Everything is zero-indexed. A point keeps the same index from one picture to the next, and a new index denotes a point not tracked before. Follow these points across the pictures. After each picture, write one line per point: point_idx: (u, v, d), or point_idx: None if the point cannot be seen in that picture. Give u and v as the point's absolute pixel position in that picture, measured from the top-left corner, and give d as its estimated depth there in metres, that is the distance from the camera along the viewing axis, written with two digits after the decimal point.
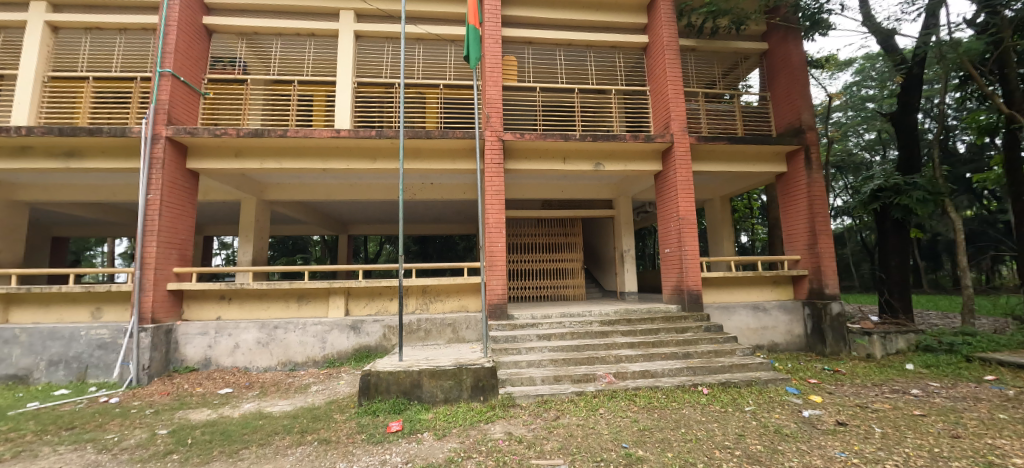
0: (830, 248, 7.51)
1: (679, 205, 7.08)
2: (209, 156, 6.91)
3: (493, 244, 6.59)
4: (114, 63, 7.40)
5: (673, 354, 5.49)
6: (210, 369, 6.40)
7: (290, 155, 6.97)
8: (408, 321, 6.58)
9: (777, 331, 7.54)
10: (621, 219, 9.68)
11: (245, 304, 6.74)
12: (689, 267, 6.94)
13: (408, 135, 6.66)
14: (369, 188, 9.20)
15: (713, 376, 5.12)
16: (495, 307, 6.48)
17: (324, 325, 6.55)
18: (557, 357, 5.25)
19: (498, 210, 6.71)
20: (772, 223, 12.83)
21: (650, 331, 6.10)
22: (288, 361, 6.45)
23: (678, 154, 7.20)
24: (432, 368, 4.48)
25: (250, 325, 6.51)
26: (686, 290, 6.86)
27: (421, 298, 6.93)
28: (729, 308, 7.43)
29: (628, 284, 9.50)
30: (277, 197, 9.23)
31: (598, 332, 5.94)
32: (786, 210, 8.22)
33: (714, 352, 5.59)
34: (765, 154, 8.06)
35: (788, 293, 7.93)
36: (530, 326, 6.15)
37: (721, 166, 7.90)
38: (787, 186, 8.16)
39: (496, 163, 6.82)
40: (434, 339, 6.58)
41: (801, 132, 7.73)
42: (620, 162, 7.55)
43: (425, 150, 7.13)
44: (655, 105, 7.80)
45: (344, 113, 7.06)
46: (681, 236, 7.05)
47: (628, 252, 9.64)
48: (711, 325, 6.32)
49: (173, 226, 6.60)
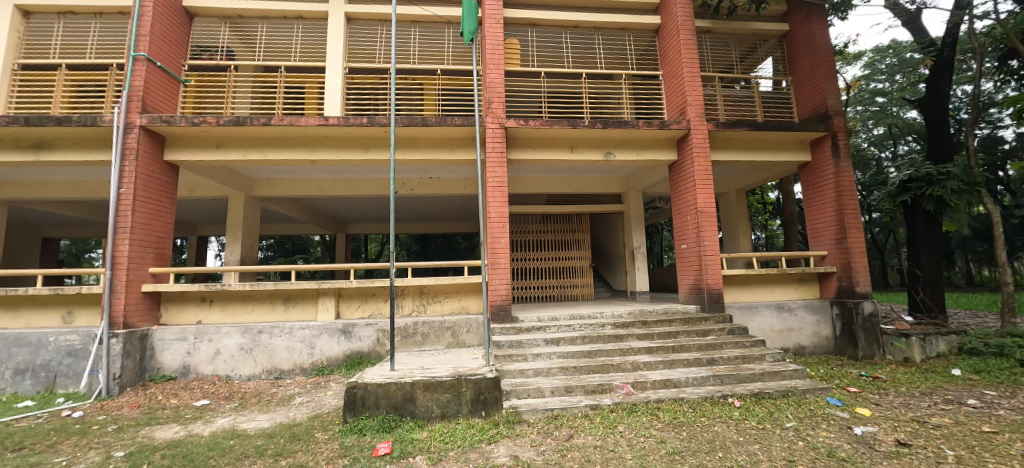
0: (861, 242, 6.93)
1: (697, 197, 6.51)
2: (188, 147, 6.40)
3: (495, 240, 6.04)
4: (89, 50, 6.90)
5: (696, 360, 4.94)
6: (188, 378, 5.88)
7: (276, 146, 6.46)
8: (403, 325, 6.04)
9: (803, 333, 6.97)
10: (631, 215, 9.12)
11: (227, 307, 6.24)
12: (708, 265, 6.37)
13: (403, 122, 6.12)
14: (364, 183, 8.73)
15: (743, 385, 4.56)
16: (498, 309, 5.89)
17: (312, 329, 6.01)
18: (568, 365, 4.69)
19: (501, 203, 6.18)
20: (787, 219, 12.27)
21: (669, 334, 5.54)
22: (273, 369, 5.93)
23: (695, 141, 6.64)
24: (427, 379, 3.93)
25: (232, 330, 5.99)
26: (705, 289, 6.29)
27: (419, 299, 6.39)
28: (752, 308, 6.86)
29: (638, 284, 8.98)
30: (267, 194, 8.74)
31: (612, 336, 5.41)
32: (811, 203, 7.64)
33: (740, 358, 5.04)
34: (788, 142, 7.50)
35: (813, 292, 7.37)
36: (536, 330, 5.61)
37: (740, 155, 7.33)
38: (812, 177, 7.58)
39: (498, 152, 6.28)
40: (432, 344, 6.04)
41: (828, 117, 7.17)
42: (631, 151, 6.99)
43: (422, 140, 6.59)
44: (669, 89, 7.24)
45: (333, 100, 6.53)
46: (699, 231, 6.47)
47: (639, 249, 9.10)
48: (735, 327, 5.74)
49: (149, 223, 6.09)
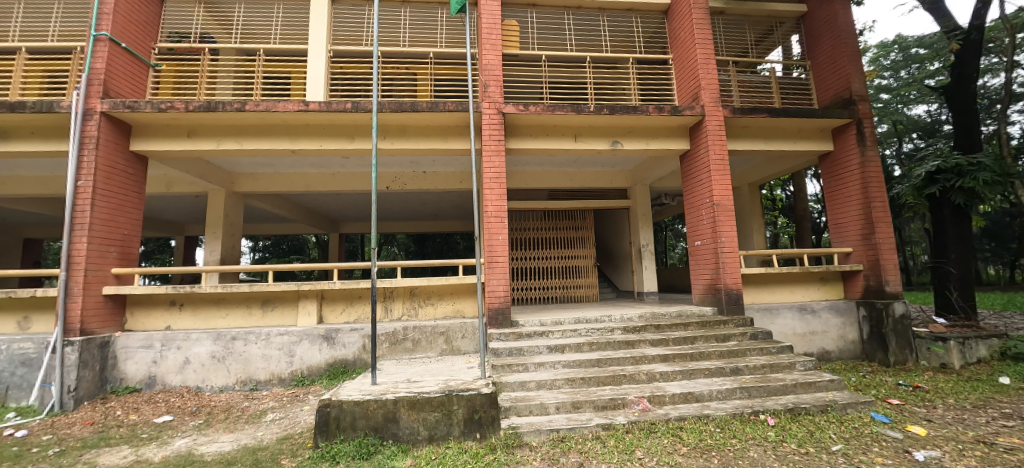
0: (890, 238, 6.38)
1: (713, 188, 5.96)
2: (157, 137, 5.86)
3: (492, 237, 5.49)
4: (50, 33, 6.34)
5: (718, 369, 4.39)
6: (154, 390, 5.33)
7: (253, 135, 5.91)
8: (392, 330, 5.49)
9: (827, 336, 6.41)
10: (637, 210, 8.58)
11: (198, 311, 5.69)
12: (726, 263, 5.81)
13: (391, 107, 5.57)
14: (353, 179, 8.23)
15: (773, 399, 4.00)
16: (495, 312, 5.33)
17: (291, 335, 5.45)
18: (574, 377, 4.14)
19: (499, 196, 5.62)
20: (798, 216, 11.73)
21: (685, 340, 4.99)
22: (248, 379, 5.38)
23: (710, 128, 6.09)
24: (413, 396, 3.38)
25: (203, 337, 5.43)
26: (722, 289, 5.73)
27: (409, 301, 5.85)
28: (773, 310, 6.29)
29: (646, 284, 8.44)
30: (250, 190, 8.21)
31: (622, 342, 4.85)
32: (833, 196, 7.11)
33: (768, 367, 4.49)
34: (808, 130, 6.96)
35: (836, 292, 6.83)
36: (538, 336, 5.06)
37: (757, 144, 6.78)
38: (834, 168, 7.04)
39: (496, 141, 5.73)
40: (423, 351, 5.49)
41: (852, 103, 6.64)
42: (640, 140, 6.45)
43: (412, 128, 6.06)
44: (680, 74, 6.70)
45: (316, 85, 5.98)
46: (714, 226, 5.92)
47: (646, 247, 8.56)
48: (758, 332, 5.20)
49: (111, 219, 5.53)
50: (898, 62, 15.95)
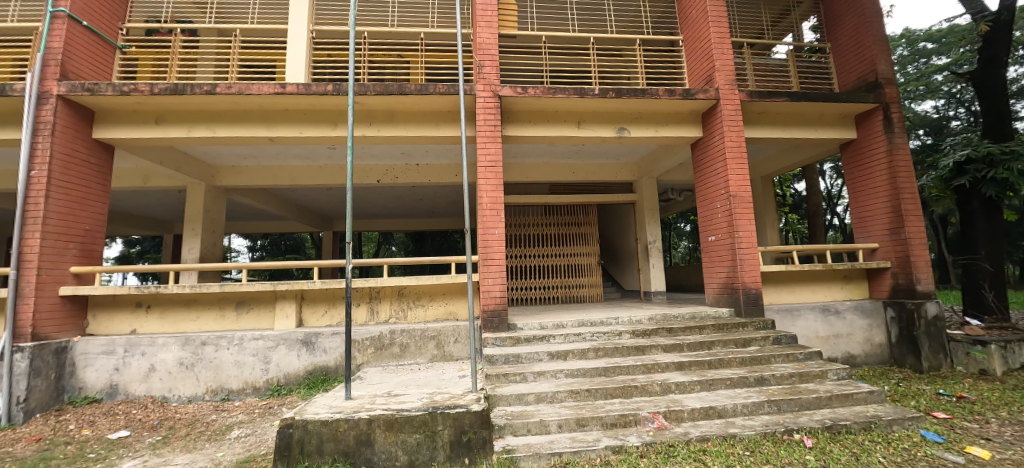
0: (920, 232, 5.87)
1: (729, 178, 5.45)
2: (122, 124, 5.37)
3: (487, 231, 4.98)
4: (8, 13, 5.86)
5: (741, 379, 3.88)
6: (116, 401, 4.85)
7: (227, 121, 5.42)
8: (378, 334, 5.00)
9: (852, 339, 5.90)
10: (644, 205, 8.07)
11: (167, 314, 5.21)
12: (744, 260, 5.30)
13: (375, 90, 5.07)
14: (342, 171, 7.74)
15: (807, 415, 3.50)
16: (491, 315, 4.83)
17: (266, 340, 4.95)
18: (578, 389, 3.64)
19: (495, 187, 5.11)
20: (811, 211, 11.21)
21: (701, 345, 4.49)
22: (219, 389, 4.89)
23: (725, 113, 5.59)
24: (391, 415, 2.89)
25: (170, 342, 4.94)
26: (740, 289, 5.23)
27: (397, 303, 5.35)
28: (794, 311, 5.76)
29: (654, 282, 7.94)
30: (233, 184, 7.73)
31: (632, 348, 4.35)
32: (856, 188, 6.60)
33: (796, 376, 3.99)
34: (829, 117, 6.46)
35: (861, 291, 6.34)
36: (538, 341, 4.57)
37: (775, 131, 6.27)
38: (857, 158, 6.53)
39: (491, 127, 5.22)
40: (412, 357, 5.00)
41: (878, 86, 6.14)
42: (649, 127, 5.93)
43: (400, 114, 5.56)
44: (691, 55, 6.20)
45: (297, 66, 5.48)
46: (730, 220, 5.41)
47: (654, 244, 8.06)
48: (782, 335, 4.69)
49: (71, 213, 5.05)
50: (904, 57, 15.21)
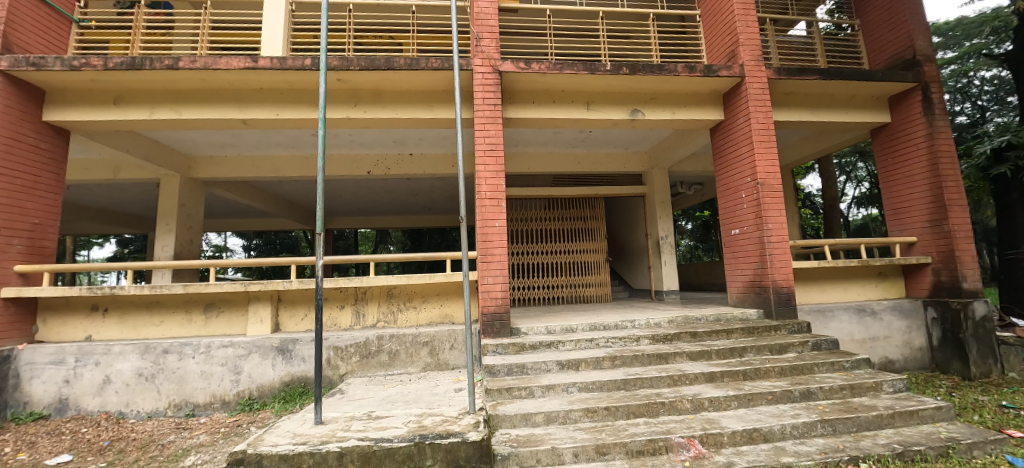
0: (965, 224, 5.30)
1: (757, 163, 4.88)
2: (76, 105, 4.79)
3: (487, 223, 4.40)
4: None
5: (785, 394, 3.32)
6: (67, 417, 4.27)
7: (197, 103, 4.84)
8: (364, 340, 4.42)
9: (890, 343, 5.34)
10: (655, 198, 7.51)
11: (126, 318, 4.63)
12: (774, 256, 4.73)
13: (360, 64, 4.48)
14: (329, 162, 7.16)
15: (869, 438, 2.93)
16: (491, 319, 4.25)
17: (236, 348, 4.36)
18: (596, 408, 3.07)
19: (496, 174, 4.52)
20: (827, 206, 10.63)
21: (733, 352, 3.93)
22: (184, 403, 4.32)
23: (752, 91, 5.02)
24: (367, 448, 2.32)
25: (127, 350, 4.36)
26: (770, 288, 4.65)
27: (386, 304, 4.76)
28: (828, 312, 5.20)
29: (666, 281, 7.38)
30: (211, 176, 7.15)
31: (654, 357, 3.79)
32: (889, 178, 6.05)
33: (847, 389, 3.43)
34: (860, 98, 5.90)
35: (896, 289, 5.79)
36: (545, 348, 4.00)
37: (804, 113, 5.70)
38: (892, 144, 5.97)
39: (490, 106, 4.64)
40: (402, 366, 4.42)
41: (916, 64, 5.60)
42: (666, 108, 5.35)
43: (389, 94, 4.98)
44: (711, 30, 5.62)
45: (274, 39, 4.90)
46: (758, 211, 4.84)
47: (666, 240, 7.47)
48: (821, 340, 4.12)
49: (14, 204, 4.45)
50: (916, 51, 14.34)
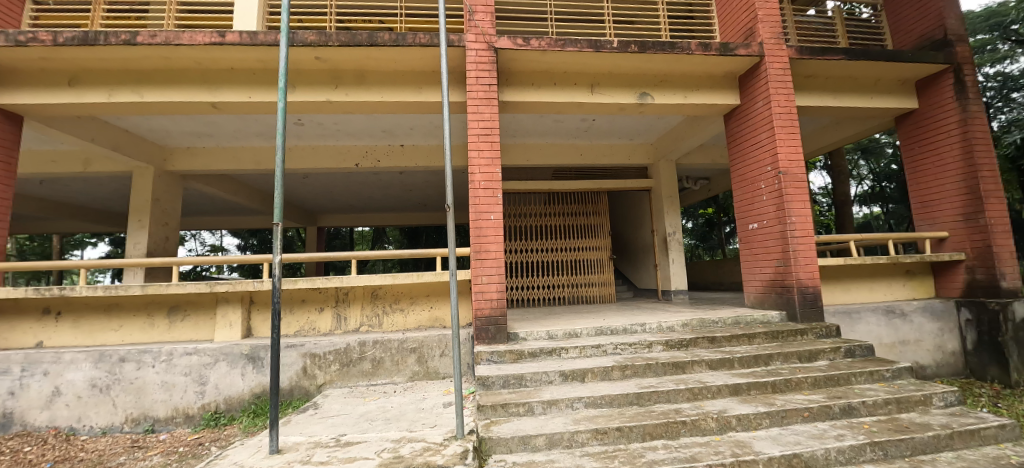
0: (1003, 218, 4.86)
1: (778, 150, 4.44)
2: (26, 86, 4.31)
3: (480, 216, 3.94)
4: None
5: (823, 410, 2.88)
6: (11, 434, 3.81)
7: (161, 84, 4.38)
8: (344, 346, 3.96)
9: (921, 347, 4.90)
10: (662, 192, 7.06)
11: (82, 322, 4.16)
12: (798, 252, 4.28)
13: (340, 40, 4.02)
14: (315, 154, 6.71)
15: (928, 464, 2.49)
16: (486, 323, 3.80)
17: (202, 356, 3.90)
18: (606, 428, 2.62)
19: (491, 161, 4.06)
20: (838, 202, 10.21)
21: (759, 360, 3.48)
22: (142, 417, 3.87)
23: (772, 72, 4.57)
24: None
25: (80, 358, 3.89)
26: (794, 287, 4.21)
27: (370, 307, 4.31)
28: (854, 313, 4.76)
29: (674, 280, 6.94)
30: (188, 169, 6.68)
31: (670, 366, 3.35)
32: (916, 168, 5.61)
33: (892, 403, 2.99)
34: (886, 82, 5.46)
35: (924, 288, 5.35)
36: (546, 356, 3.56)
37: (826, 98, 5.24)
38: (919, 132, 5.54)
39: (485, 86, 4.17)
40: (386, 375, 3.97)
41: (948, 45, 5.17)
42: (678, 90, 4.89)
43: (373, 75, 4.52)
44: (726, 7, 5.17)
45: (246, 14, 4.45)
46: (779, 203, 4.39)
47: (673, 236, 7.03)
48: (854, 346, 3.69)
49: None
50: None
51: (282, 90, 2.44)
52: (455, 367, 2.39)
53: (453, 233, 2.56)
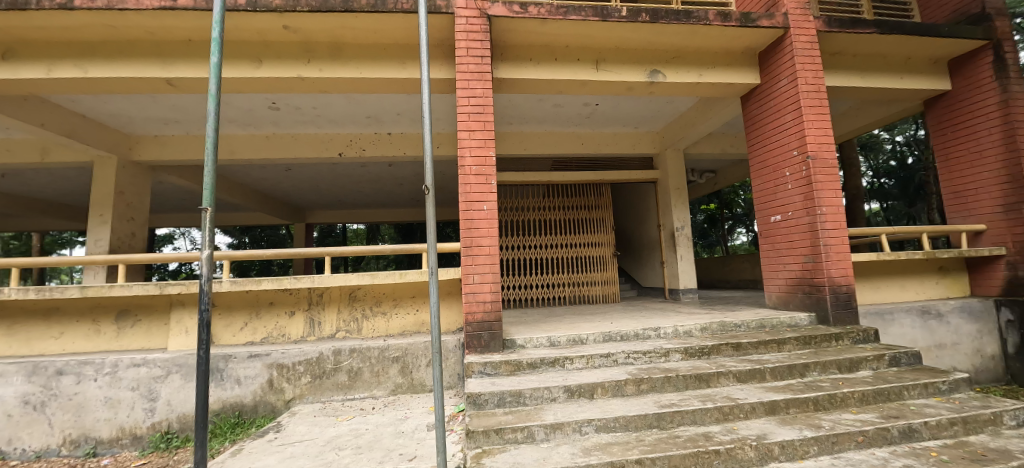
0: None
1: (806, 132, 3.95)
2: None
3: (471, 206, 3.44)
4: None
5: (880, 434, 2.41)
6: None
7: (109, 58, 3.85)
8: (316, 356, 3.46)
9: (958, 351, 4.46)
10: (670, 184, 6.58)
11: (15, 330, 3.63)
12: (830, 247, 3.81)
13: (310, 4, 3.52)
14: (295, 142, 6.18)
15: None
16: (478, 329, 3.31)
17: (151, 367, 3.40)
18: (626, 463, 2.13)
19: (484, 142, 3.56)
20: (849, 195, 9.77)
21: (795, 371, 3.01)
22: (83, 439, 3.36)
23: (797, 45, 4.09)
24: None
25: (9, 371, 3.36)
26: (826, 287, 3.74)
27: (347, 310, 3.80)
28: (887, 315, 4.30)
29: (683, 278, 6.46)
30: (157, 158, 6.13)
31: (694, 380, 2.86)
32: (948, 156, 5.16)
33: (958, 424, 2.53)
34: (916, 61, 4.99)
35: (958, 286, 4.91)
36: (549, 367, 3.07)
37: (853, 77, 4.76)
38: (951, 117, 5.09)
39: (476, 59, 3.67)
40: (364, 389, 3.47)
41: (987, 19, 4.72)
42: (691, 67, 4.40)
43: (351, 48, 4.00)
44: None
45: None
46: (807, 191, 3.92)
47: (682, 231, 6.55)
48: (901, 354, 3.23)
49: None
50: None
51: (217, 37, 1.85)
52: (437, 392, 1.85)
53: (433, 232, 2.01)
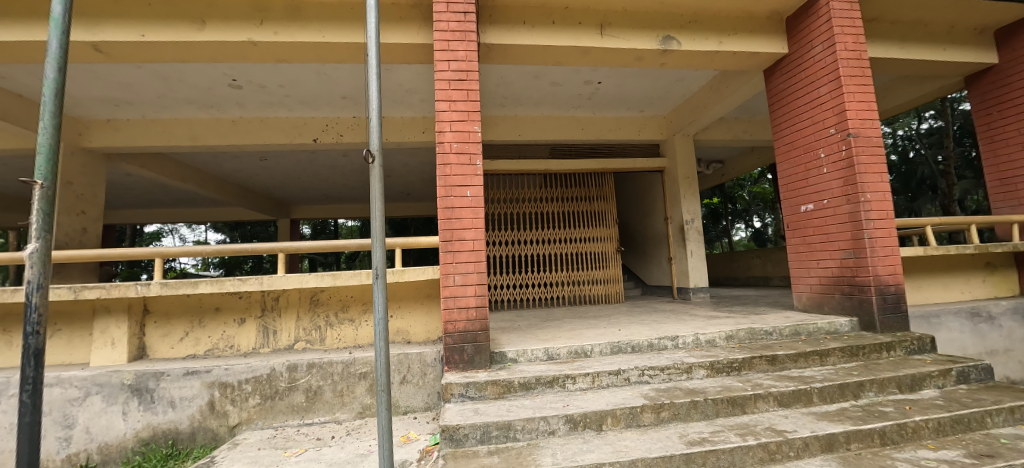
0: None
1: (847, 106, 3.38)
2: None
3: (452, 192, 2.86)
4: None
5: None
6: None
7: (21, 17, 3.23)
8: (265, 372, 2.88)
9: (1009, 357, 3.92)
10: (679, 172, 6.00)
11: None
12: (876, 240, 3.25)
13: None
14: (265, 127, 5.56)
15: None
16: (460, 340, 2.73)
17: (64, 387, 2.81)
18: None
19: (466, 115, 2.98)
20: None
21: (846, 393, 2.45)
22: None
23: (834, 5, 3.51)
24: None
25: None
26: (873, 287, 3.18)
27: (307, 317, 3.23)
28: (933, 317, 3.76)
29: (693, 275, 5.91)
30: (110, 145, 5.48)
31: (726, 405, 2.30)
32: (994, 138, 4.60)
33: None
34: (959, 30, 4.42)
35: (1006, 284, 4.36)
36: (546, 388, 2.49)
37: (891, 47, 4.18)
38: (997, 94, 4.53)
39: (457, 17, 3.07)
40: (325, 411, 2.90)
41: None
42: (709, 32, 3.81)
43: (311, 7, 3.38)
44: None
45: None
46: (848, 176, 3.35)
47: (692, 224, 5.99)
48: (969, 368, 2.68)
49: None
50: None
51: None
52: (379, 420, 1.52)
53: (379, 222, 1.49)
